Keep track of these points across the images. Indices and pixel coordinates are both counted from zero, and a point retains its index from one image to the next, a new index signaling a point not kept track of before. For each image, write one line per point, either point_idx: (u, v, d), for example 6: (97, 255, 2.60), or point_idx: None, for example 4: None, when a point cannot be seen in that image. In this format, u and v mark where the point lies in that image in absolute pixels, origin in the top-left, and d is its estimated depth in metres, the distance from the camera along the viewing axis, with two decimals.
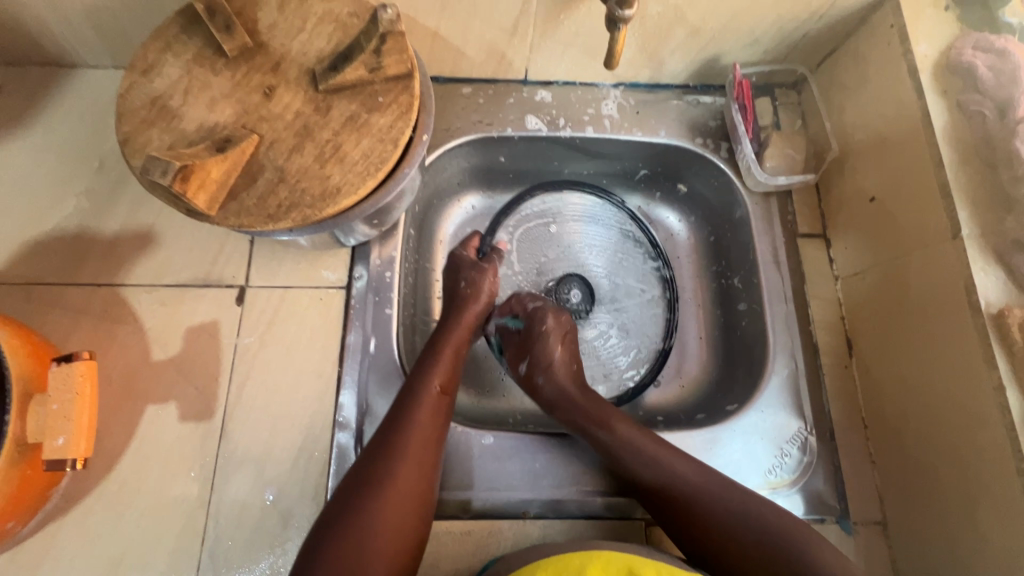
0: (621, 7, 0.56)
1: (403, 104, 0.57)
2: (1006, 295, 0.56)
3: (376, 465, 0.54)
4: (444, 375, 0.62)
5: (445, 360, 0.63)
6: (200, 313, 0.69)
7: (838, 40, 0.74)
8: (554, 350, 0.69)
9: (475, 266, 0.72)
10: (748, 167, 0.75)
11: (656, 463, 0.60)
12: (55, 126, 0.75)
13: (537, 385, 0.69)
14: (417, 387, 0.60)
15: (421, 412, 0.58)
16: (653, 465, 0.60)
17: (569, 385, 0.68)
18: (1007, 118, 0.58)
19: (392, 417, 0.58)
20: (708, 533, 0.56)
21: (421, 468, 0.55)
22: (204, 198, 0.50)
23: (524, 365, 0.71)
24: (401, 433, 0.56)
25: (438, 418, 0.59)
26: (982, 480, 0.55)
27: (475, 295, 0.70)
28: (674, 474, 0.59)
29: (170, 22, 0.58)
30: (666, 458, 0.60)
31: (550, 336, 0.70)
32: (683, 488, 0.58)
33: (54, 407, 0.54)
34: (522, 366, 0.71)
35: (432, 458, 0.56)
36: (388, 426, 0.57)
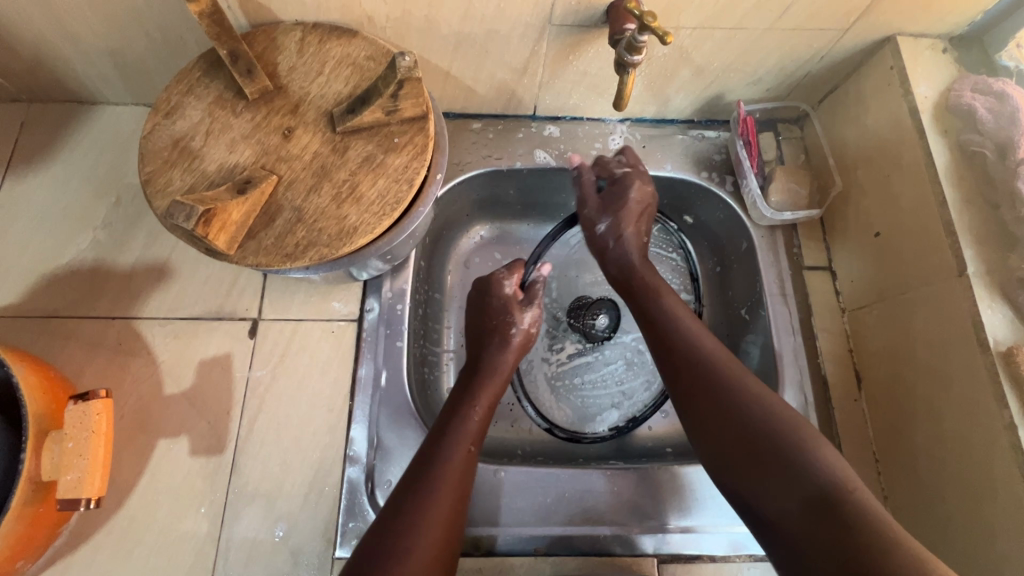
0: (630, 53, 0.58)
1: (418, 145, 0.58)
2: (1012, 332, 0.56)
3: (401, 518, 0.52)
4: (473, 434, 0.60)
5: (479, 418, 0.62)
6: (214, 346, 0.69)
7: (840, 79, 0.76)
8: (632, 217, 0.71)
9: (504, 308, 0.70)
10: (753, 202, 0.76)
11: (698, 340, 0.62)
12: (73, 161, 0.76)
13: (606, 246, 0.72)
14: (445, 441, 0.59)
15: (452, 465, 0.57)
16: (695, 342, 0.61)
17: (638, 257, 0.71)
18: (1007, 159, 0.60)
19: (417, 472, 0.56)
20: (721, 407, 0.57)
21: (449, 520, 0.54)
22: (225, 238, 0.51)
23: (603, 228, 0.72)
24: (433, 485, 0.55)
25: (464, 477, 0.57)
26: (997, 520, 0.54)
27: (507, 340, 0.68)
28: (709, 353, 0.60)
29: (193, 65, 0.60)
30: (701, 336, 0.62)
31: (626, 204, 0.71)
32: (711, 370, 0.59)
33: (69, 445, 0.54)
34: (597, 229, 0.73)
35: (458, 512, 0.55)
36: (414, 479, 0.55)
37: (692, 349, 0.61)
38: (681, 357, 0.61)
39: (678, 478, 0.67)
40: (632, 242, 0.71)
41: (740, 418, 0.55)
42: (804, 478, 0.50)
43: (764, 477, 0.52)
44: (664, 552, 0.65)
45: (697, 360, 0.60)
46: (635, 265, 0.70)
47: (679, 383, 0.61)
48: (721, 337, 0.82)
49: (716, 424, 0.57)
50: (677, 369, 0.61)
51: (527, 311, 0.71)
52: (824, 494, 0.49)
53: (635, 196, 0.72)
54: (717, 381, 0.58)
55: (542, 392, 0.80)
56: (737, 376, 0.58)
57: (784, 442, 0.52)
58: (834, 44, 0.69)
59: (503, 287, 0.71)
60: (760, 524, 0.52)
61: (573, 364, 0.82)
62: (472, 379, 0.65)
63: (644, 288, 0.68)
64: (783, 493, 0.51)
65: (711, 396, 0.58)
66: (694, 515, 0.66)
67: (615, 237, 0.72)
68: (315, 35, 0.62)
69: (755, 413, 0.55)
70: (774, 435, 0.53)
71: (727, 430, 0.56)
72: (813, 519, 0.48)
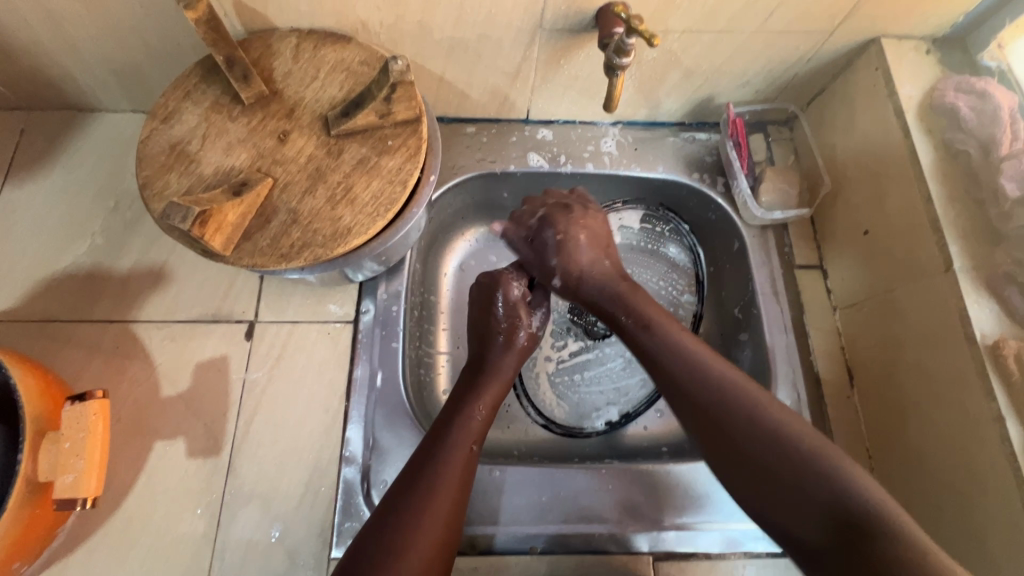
0: (618, 56, 0.59)
1: (411, 147, 0.59)
2: (1000, 326, 0.57)
3: (393, 531, 0.51)
4: (475, 432, 0.61)
5: (481, 417, 0.62)
6: (210, 349, 0.70)
7: (827, 81, 0.77)
8: (580, 250, 0.70)
9: (509, 309, 0.70)
10: (744, 202, 0.77)
11: (702, 368, 0.58)
12: (72, 168, 0.77)
13: (575, 286, 0.70)
14: (445, 448, 0.58)
15: (450, 476, 0.56)
16: (701, 369, 0.58)
17: (614, 284, 0.68)
18: (991, 156, 0.61)
19: (415, 480, 0.55)
20: (731, 436, 0.54)
21: (446, 533, 0.53)
22: (220, 239, 0.52)
23: (557, 279, 0.70)
24: (428, 496, 0.54)
25: (465, 478, 0.57)
26: (987, 511, 0.55)
27: (512, 336, 0.69)
28: (720, 380, 0.57)
29: (191, 71, 0.61)
30: (711, 363, 0.58)
31: (567, 243, 0.70)
32: (729, 398, 0.55)
33: (66, 444, 0.54)
34: (554, 280, 0.71)
35: (455, 522, 0.54)
36: (408, 487, 0.54)
37: (696, 383, 0.57)
38: (688, 387, 0.57)
39: (673, 476, 0.67)
40: (598, 272, 0.70)
41: (759, 446, 0.52)
42: (832, 501, 0.47)
43: (791, 503, 0.49)
44: (659, 549, 0.65)
45: (702, 391, 0.57)
46: (621, 292, 0.67)
47: (691, 415, 0.57)
48: (715, 336, 0.82)
49: (735, 454, 0.53)
50: (684, 402, 0.57)
51: (534, 314, 0.72)
52: (854, 520, 0.45)
53: (580, 236, 0.71)
54: (725, 413, 0.55)
55: (540, 391, 0.80)
56: (755, 400, 0.55)
57: (811, 466, 0.49)
58: (819, 46, 0.70)
59: (511, 290, 0.71)
60: (793, 552, 0.49)
61: (570, 363, 0.82)
62: (476, 377, 0.66)
63: (636, 318, 0.64)
64: (813, 520, 0.47)
65: (723, 424, 0.55)
66: (690, 512, 0.66)
67: (576, 275, 0.70)
68: (310, 41, 0.63)
69: (779, 437, 0.52)
70: (799, 458, 0.50)
71: (747, 459, 0.52)
72: (846, 547, 0.45)
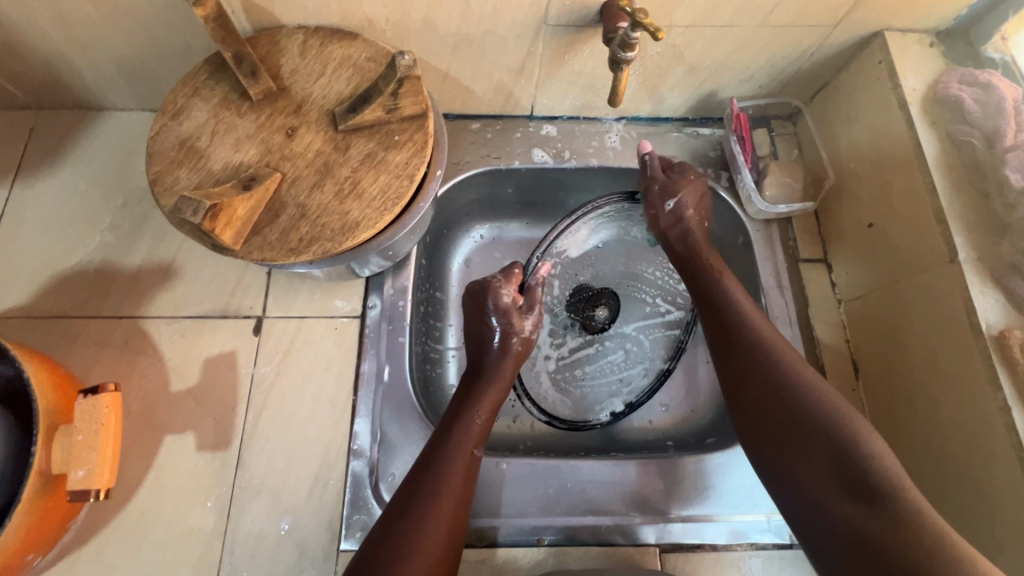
0: (623, 50, 0.59)
1: (418, 142, 0.60)
2: (1005, 316, 0.57)
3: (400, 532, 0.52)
4: (476, 435, 0.61)
5: (481, 421, 0.63)
6: (219, 343, 0.70)
7: (831, 75, 0.77)
8: (694, 197, 0.72)
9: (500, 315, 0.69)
10: (748, 196, 0.78)
11: (749, 323, 0.62)
12: (81, 166, 0.78)
13: (669, 229, 0.72)
14: (445, 450, 0.58)
15: (454, 477, 0.57)
16: (749, 323, 0.62)
17: (699, 236, 0.71)
18: (995, 147, 0.61)
19: (418, 481, 0.56)
20: (772, 391, 0.57)
21: (450, 533, 0.54)
22: (230, 233, 0.53)
23: (671, 205, 0.71)
24: (434, 495, 0.55)
25: (467, 479, 0.58)
26: (994, 500, 0.55)
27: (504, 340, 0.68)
28: (768, 342, 0.60)
29: (199, 68, 0.62)
30: (756, 322, 0.63)
31: (694, 183, 0.72)
32: (775, 357, 0.59)
33: (78, 437, 0.55)
34: (667, 205, 0.71)
35: (459, 522, 0.55)
36: (412, 489, 0.55)
37: (752, 336, 0.61)
38: (739, 341, 0.61)
39: (679, 468, 0.68)
40: (692, 223, 0.71)
41: (800, 403, 0.55)
42: (852, 468, 0.50)
43: (810, 466, 0.52)
44: (666, 541, 0.65)
45: (746, 347, 0.61)
46: (700, 247, 0.70)
47: (733, 368, 0.61)
48: None
49: (770, 411, 0.57)
50: (731, 355, 0.61)
51: (526, 319, 0.70)
52: (870, 489, 0.48)
53: (698, 183, 0.72)
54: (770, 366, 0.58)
55: (540, 387, 0.81)
56: (793, 362, 0.59)
57: (838, 431, 0.52)
58: (824, 39, 0.70)
59: (500, 297, 0.69)
60: (795, 512, 0.52)
61: (569, 358, 0.82)
62: (475, 383, 0.66)
63: (706, 271, 0.68)
64: (828, 482, 0.50)
65: (763, 380, 0.58)
66: (696, 504, 0.67)
67: (683, 214, 0.71)
68: (316, 38, 0.63)
69: (817, 399, 0.55)
70: (828, 424, 0.53)
71: (783, 415, 0.55)
72: (855, 513, 0.48)
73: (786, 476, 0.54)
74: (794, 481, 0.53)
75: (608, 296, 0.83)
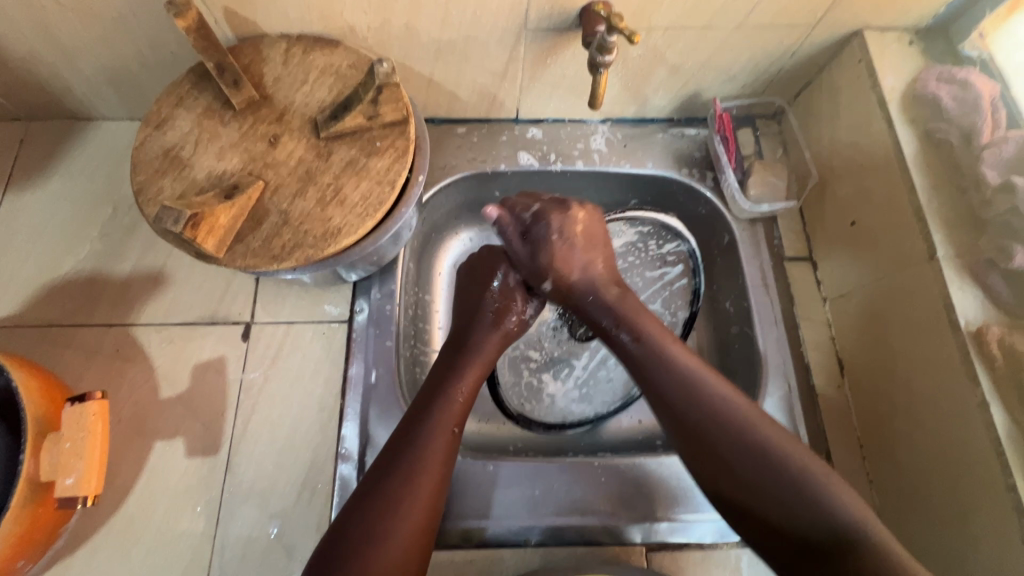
0: (601, 54, 0.60)
1: (399, 148, 0.60)
2: (983, 312, 0.58)
3: (371, 518, 0.52)
4: (456, 416, 0.61)
5: (465, 392, 0.63)
6: (208, 350, 0.71)
7: (813, 74, 0.78)
8: (572, 256, 0.68)
9: (501, 292, 0.71)
10: (733, 196, 0.78)
11: (693, 387, 0.58)
12: (71, 176, 0.79)
13: (569, 289, 0.69)
14: (424, 429, 0.58)
15: (432, 461, 0.56)
16: (694, 386, 0.58)
17: (606, 295, 0.67)
18: (972, 144, 0.62)
19: (394, 462, 0.56)
20: (721, 450, 0.55)
21: (426, 519, 0.54)
22: (213, 242, 0.53)
23: (547, 284, 0.69)
24: (406, 482, 0.54)
25: (447, 461, 0.58)
26: (972, 496, 0.55)
27: (507, 308, 0.71)
28: (711, 399, 0.57)
29: (183, 78, 0.63)
30: (698, 381, 0.58)
31: (558, 244, 0.68)
32: (721, 420, 0.55)
33: (67, 445, 0.56)
34: (546, 285, 0.70)
35: (435, 506, 0.56)
36: (386, 475, 0.55)
37: (692, 402, 0.57)
38: (674, 399, 0.58)
39: (664, 468, 0.68)
40: (590, 278, 0.68)
41: (742, 461, 0.54)
42: (816, 511, 0.50)
43: (770, 502, 0.52)
44: (652, 540, 0.66)
45: (691, 409, 0.57)
46: (612, 303, 0.66)
47: (678, 430, 0.58)
48: (709, 330, 0.82)
49: (716, 463, 0.55)
50: (675, 419, 0.58)
51: (530, 303, 0.73)
52: (839, 536, 0.49)
53: (575, 241, 0.69)
54: (716, 429, 0.55)
55: (555, 402, 0.81)
56: (738, 421, 0.55)
57: (799, 480, 0.51)
58: (802, 40, 0.71)
59: (511, 275, 0.72)
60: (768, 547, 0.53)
61: (570, 365, 0.83)
62: (456, 358, 0.66)
63: (627, 326, 0.64)
64: (792, 520, 0.51)
65: (712, 443, 0.55)
66: (681, 504, 0.67)
67: (568, 282, 0.68)
68: (299, 47, 0.64)
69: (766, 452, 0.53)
70: (783, 471, 0.52)
71: (738, 471, 0.54)
72: (825, 558, 0.48)
73: (752, 513, 0.53)
74: (757, 512, 0.53)
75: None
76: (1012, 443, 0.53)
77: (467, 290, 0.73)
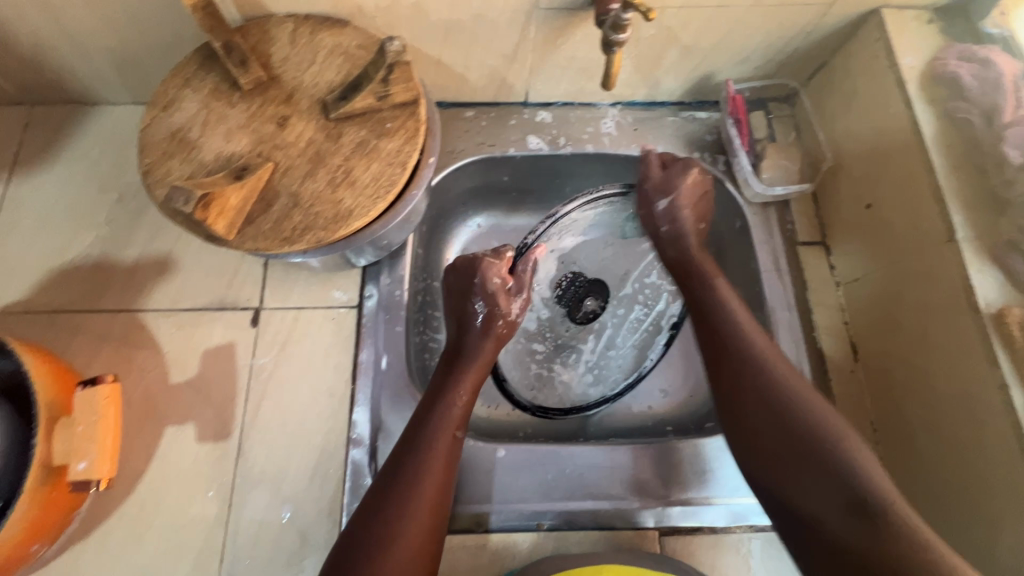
0: (615, 32, 0.58)
1: (410, 129, 0.60)
2: (1004, 294, 0.57)
3: (385, 517, 0.52)
4: (457, 419, 0.61)
5: (462, 403, 0.62)
6: (217, 336, 0.71)
7: (828, 55, 0.76)
8: (692, 196, 0.71)
9: (486, 295, 0.68)
10: (745, 179, 0.77)
11: (746, 337, 0.60)
12: (76, 161, 0.78)
13: (660, 227, 0.72)
14: (426, 433, 0.58)
15: (433, 462, 0.56)
16: (743, 337, 0.60)
17: (693, 239, 0.70)
18: (994, 124, 0.61)
19: (398, 466, 0.56)
20: (756, 406, 0.56)
21: (431, 521, 0.54)
22: (224, 223, 0.53)
23: (664, 204, 0.71)
24: (410, 485, 0.54)
25: (449, 463, 0.58)
26: (989, 480, 0.55)
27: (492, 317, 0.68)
28: (759, 350, 0.59)
29: (189, 59, 0.62)
30: (751, 332, 0.61)
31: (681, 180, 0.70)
32: (765, 371, 0.57)
33: (80, 428, 0.56)
34: (659, 204, 0.71)
35: (441, 509, 0.55)
36: (392, 475, 0.55)
37: (744, 351, 0.59)
38: (733, 354, 0.59)
39: (676, 454, 0.68)
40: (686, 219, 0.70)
41: (780, 415, 0.54)
42: (851, 490, 0.49)
43: (804, 483, 0.51)
44: (665, 525, 0.66)
45: (735, 359, 0.59)
46: (692, 250, 0.69)
47: (723, 379, 0.59)
48: None
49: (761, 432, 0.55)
50: (718, 367, 0.60)
51: (514, 302, 0.70)
52: (859, 501, 0.48)
53: (693, 178, 0.71)
54: (762, 380, 0.57)
55: (570, 388, 0.80)
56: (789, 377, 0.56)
57: (822, 446, 0.51)
58: (819, 19, 0.69)
59: (490, 279, 0.68)
60: (790, 519, 0.52)
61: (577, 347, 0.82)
62: (454, 363, 0.66)
63: (701, 275, 0.67)
64: (827, 499, 0.50)
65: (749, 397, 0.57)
66: (694, 488, 0.67)
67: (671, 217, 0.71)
68: (306, 27, 0.63)
69: (809, 417, 0.53)
70: (822, 442, 0.52)
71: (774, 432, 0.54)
72: (845, 520, 0.48)
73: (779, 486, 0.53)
74: (791, 495, 0.52)
75: (595, 287, 0.81)
76: None
77: (453, 297, 0.70)
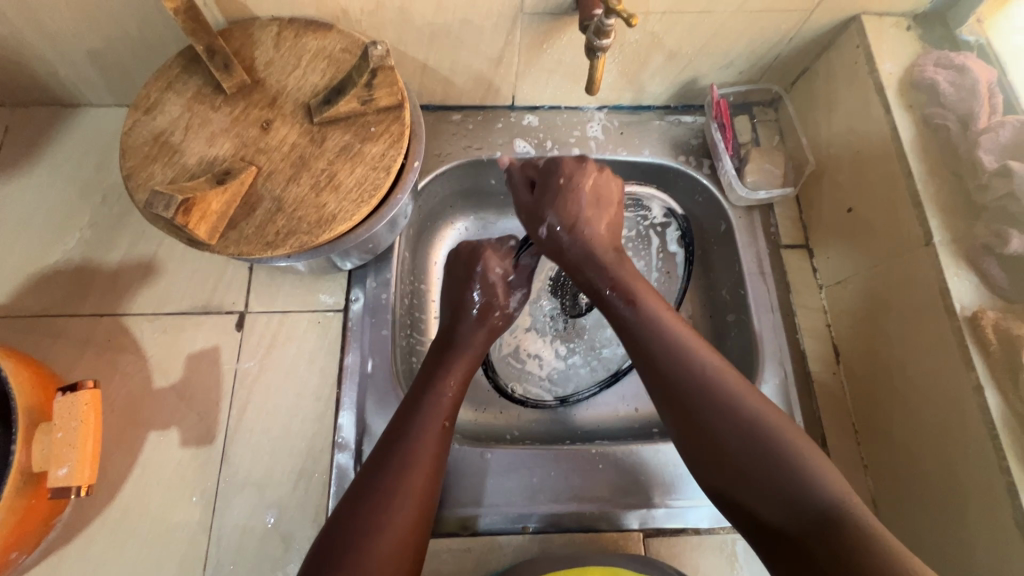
0: (598, 37, 0.59)
1: (395, 133, 0.60)
2: (977, 297, 0.58)
3: (366, 514, 0.52)
4: (445, 410, 0.61)
5: (450, 395, 0.62)
6: (201, 340, 0.70)
7: (809, 60, 0.77)
8: (594, 209, 0.68)
9: (483, 283, 0.71)
10: (729, 183, 0.78)
11: (685, 352, 0.57)
12: (57, 164, 0.77)
13: (561, 245, 0.69)
14: (413, 426, 0.58)
15: (421, 456, 0.56)
16: (680, 350, 0.57)
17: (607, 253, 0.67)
18: (969, 130, 0.62)
19: (384, 460, 0.55)
20: (699, 421, 0.54)
21: (420, 510, 0.54)
22: (205, 228, 0.52)
23: (545, 228, 0.69)
24: (399, 476, 0.54)
25: (438, 454, 0.58)
26: (964, 478, 0.56)
27: (491, 305, 0.71)
28: (697, 362, 0.56)
29: (172, 63, 0.61)
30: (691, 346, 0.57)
31: (568, 193, 0.68)
32: (707, 387, 0.54)
33: (59, 435, 0.55)
34: (541, 230, 0.70)
35: (427, 500, 0.55)
36: (377, 467, 0.55)
37: (680, 367, 0.56)
38: (669, 373, 0.56)
39: (662, 456, 0.68)
40: (590, 233, 0.68)
41: (728, 433, 0.52)
42: (809, 502, 0.48)
43: (761, 494, 0.50)
44: (649, 526, 0.67)
45: (680, 377, 0.56)
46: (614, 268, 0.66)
47: (667, 398, 0.56)
48: (705, 317, 0.82)
49: (705, 441, 0.53)
50: (661, 386, 0.57)
51: (512, 295, 0.73)
52: (820, 518, 0.47)
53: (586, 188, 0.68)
54: (701, 400, 0.54)
55: (605, 359, 0.82)
56: (733, 392, 0.54)
57: (778, 460, 0.50)
58: (800, 25, 0.70)
59: (491, 269, 0.72)
60: (752, 532, 0.51)
61: (571, 338, 0.83)
62: (444, 353, 0.66)
63: (622, 290, 0.64)
64: (789, 507, 0.48)
65: (698, 414, 0.54)
66: (677, 490, 0.67)
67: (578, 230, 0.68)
68: (291, 30, 0.63)
69: (762, 429, 0.52)
70: (781, 455, 0.50)
71: (718, 451, 0.52)
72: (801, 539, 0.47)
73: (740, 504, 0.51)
74: (747, 502, 0.51)
75: None
76: (1005, 426, 0.53)
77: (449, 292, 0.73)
